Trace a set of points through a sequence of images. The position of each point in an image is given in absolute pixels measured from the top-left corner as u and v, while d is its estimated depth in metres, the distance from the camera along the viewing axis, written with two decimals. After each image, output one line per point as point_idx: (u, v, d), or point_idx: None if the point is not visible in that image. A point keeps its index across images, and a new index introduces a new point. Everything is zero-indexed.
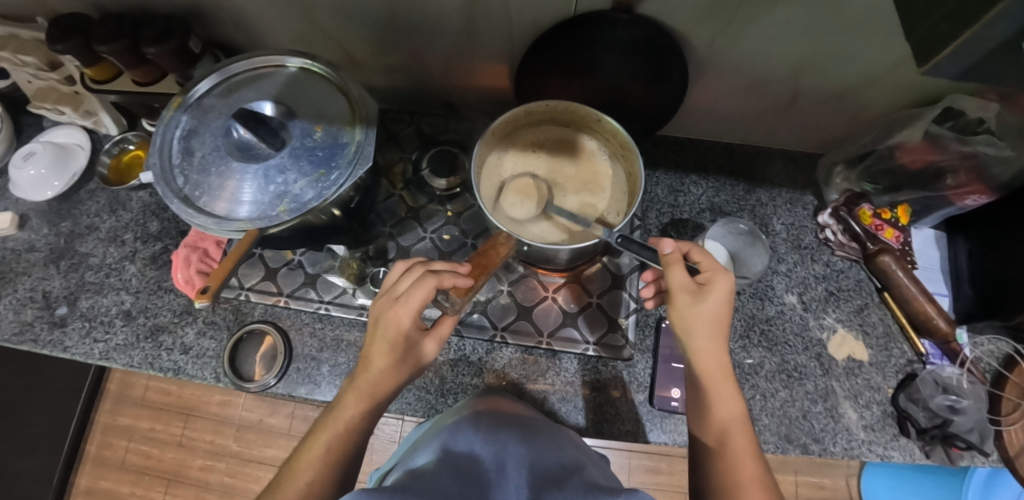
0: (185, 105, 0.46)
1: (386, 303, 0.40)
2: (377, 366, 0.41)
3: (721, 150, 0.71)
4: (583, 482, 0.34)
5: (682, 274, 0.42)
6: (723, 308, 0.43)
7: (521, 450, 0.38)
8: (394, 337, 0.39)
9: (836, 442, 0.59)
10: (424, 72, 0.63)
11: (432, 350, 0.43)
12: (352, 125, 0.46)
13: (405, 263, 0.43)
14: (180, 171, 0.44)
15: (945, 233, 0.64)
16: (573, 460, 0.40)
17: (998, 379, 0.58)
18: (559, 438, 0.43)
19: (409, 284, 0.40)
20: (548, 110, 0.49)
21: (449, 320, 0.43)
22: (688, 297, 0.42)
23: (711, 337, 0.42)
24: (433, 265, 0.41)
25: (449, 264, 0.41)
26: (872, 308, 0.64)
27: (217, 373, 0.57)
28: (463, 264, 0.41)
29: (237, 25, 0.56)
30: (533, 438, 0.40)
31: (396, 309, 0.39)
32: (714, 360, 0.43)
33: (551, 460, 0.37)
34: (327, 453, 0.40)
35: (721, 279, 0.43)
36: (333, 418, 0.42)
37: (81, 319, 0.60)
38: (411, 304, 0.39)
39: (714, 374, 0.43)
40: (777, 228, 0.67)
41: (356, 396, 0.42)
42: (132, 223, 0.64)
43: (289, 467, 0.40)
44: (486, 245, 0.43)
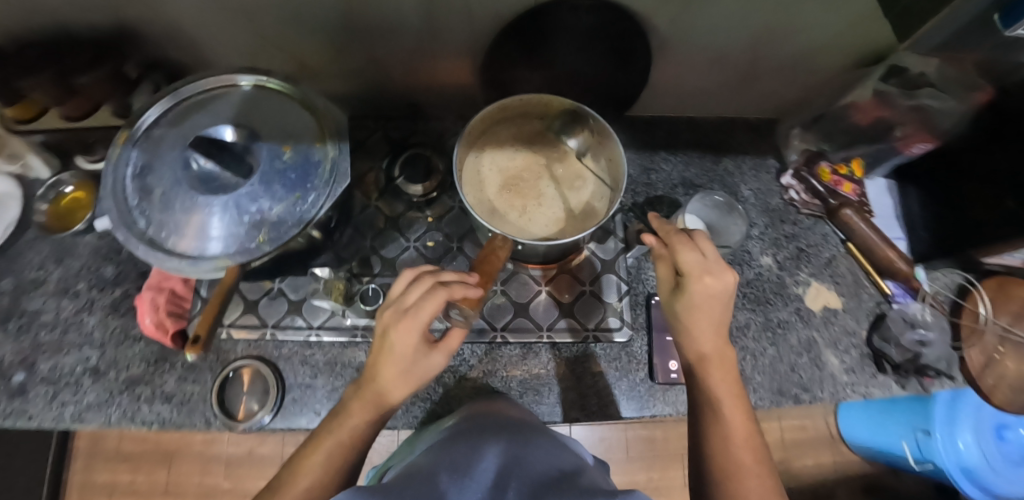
0: (133, 140, 0.43)
1: (392, 315, 0.39)
2: (385, 378, 0.40)
3: (685, 124, 0.73)
4: (584, 487, 0.34)
5: (666, 268, 0.45)
6: (695, 310, 0.43)
7: (518, 465, 0.37)
8: (398, 352, 0.38)
9: (823, 388, 0.63)
10: (385, 76, 0.60)
11: (439, 364, 0.40)
12: (322, 141, 0.44)
13: (414, 271, 0.41)
14: (140, 212, 0.41)
15: (894, 182, 0.69)
16: (574, 466, 0.39)
17: (955, 308, 0.64)
18: (555, 442, 0.43)
19: (419, 296, 0.38)
20: (521, 105, 0.49)
21: (460, 332, 0.40)
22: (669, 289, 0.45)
23: (701, 330, 0.44)
24: (442, 276, 0.39)
25: (458, 273, 0.40)
26: (840, 259, 0.68)
27: (207, 417, 0.54)
28: (473, 274, 0.39)
29: (176, 44, 0.52)
30: (527, 447, 0.40)
31: (402, 324, 0.38)
32: (703, 350, 0.44)
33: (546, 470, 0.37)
34: (329, 459, 0.41)
35: (692, 284, 0.42)
36: (337, 424, 0.42)
37: (44, 383, 0.55)
38: (419, 319, 0.37)
39: (706, 361, 0.45)
40: (746, 194, 0.70)
41: (362, 405, 0.42)
42: (85, 270, 0.59)
43: (291, 469, 0.41)
44: (483, 250, 0.41)
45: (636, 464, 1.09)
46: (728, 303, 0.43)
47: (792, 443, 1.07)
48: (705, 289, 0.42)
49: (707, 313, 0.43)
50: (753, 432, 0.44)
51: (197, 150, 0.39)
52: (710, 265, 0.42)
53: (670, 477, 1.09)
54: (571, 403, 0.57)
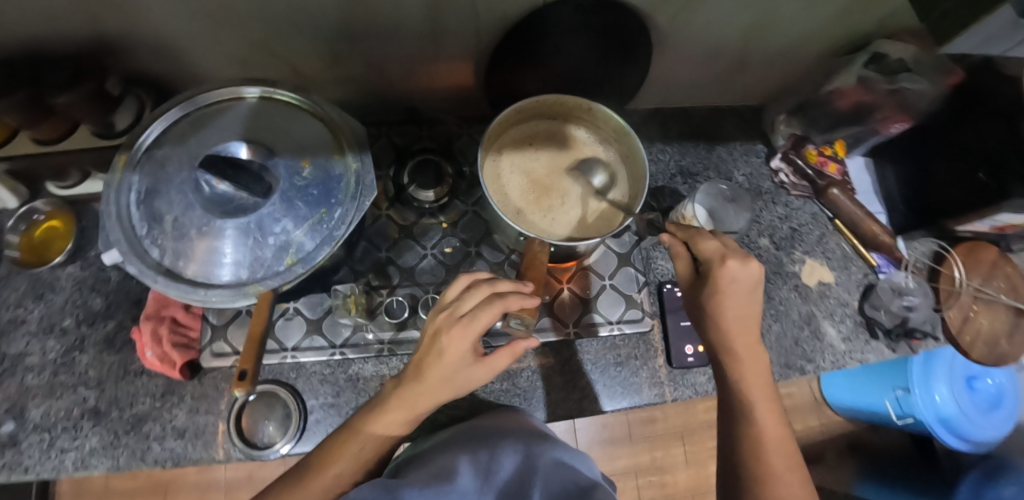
0: (133, 163, 0.40)
1: (446, 320, 0.39)
2: (432, 381, 0.39)
3: (677, 114, 0.75)
4: None
5: (685, 264, 0.48)
6: (722, 297, 0.44)
7: (537, 480, 0.40)
8: (448, 359, 0.38)
9: (825, 358, 0.67)
10: (382, 81, 0.58)
11: (481, 377, 0.40)
12: (340, 153, 0.42)
13: (469, 276, 0.42)
14: (152, 241, 0.38)
15: (871, 159, 0.74)
16: (588, 476, 0.43)
17: (932, 273, 0.68)
18: (569, 453, 0.44)
19: (475, 305, 0.39)
20: (536, 106, 0.51)
21: (519, 343, 0.40)
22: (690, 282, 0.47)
23: (730, 321, 0.44)
24: (498, 286, 0.40)
25: (512, 283, 0.41)
26: (829, 236, 0.72)
27: (226, 449, 0.51)
28: (528, 285, 0.41)
29: (160, 55, 0.49)
30: (546, 457, 0.42)
31: (458, 329, 0.38)
32: (735, 349, 0.45)
33: (565, 485, 0.40)
34: (361, 450, 0.40)
35: (716, 269, 0.44)
36: (373, 417, 0.41)
37: (37, 431, 0.51)
38: (475, 327, 0.38)
39: (739, 360, 0.45)
40: (739, 178, 0.73)
41: (399, 403, 0.40)
42: (71, 305, 0.55)
43: (321, 454, 0.41)
44: (526, 256, 0.45)
45: (636, 444, 1.09)
46: (758, 291, 0.44)
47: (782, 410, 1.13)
48: (729, 274, 0.43)
49: (732, 302, 0.44)
50: (787, 438, 0.43)
51: (207, 172, 0.35)
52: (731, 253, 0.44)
53: (672, 454, 1.09)
54: (598, 397, 0.57)
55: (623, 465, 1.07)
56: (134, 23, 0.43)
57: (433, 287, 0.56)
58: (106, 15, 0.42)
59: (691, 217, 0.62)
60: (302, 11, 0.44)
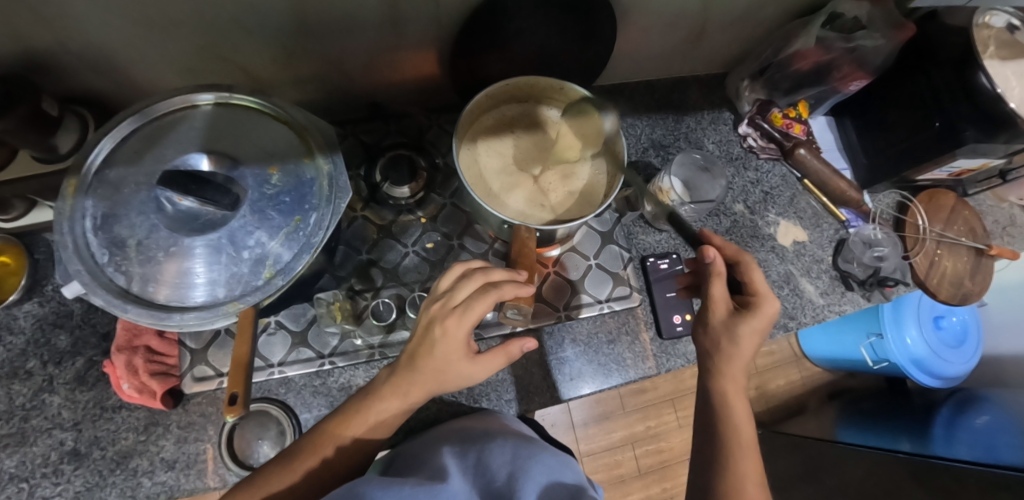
0: (85, 187, 0.37)
1: (440, 309, 0.39)
2: (426, 372, 0.39)
3: (644, 88, 0.75)
4: None
5: (721, 288, 0.45)
6: (755, 335, 0.44)
7: (528, 481, 0.37)
8: (442, 351, 0.38)
9: (805, 313, 0.69)
10: (342, 77, 0.56)
11: (477, 374, 0.39)
12: (310, 156, 0.40)
13: (462, 266, 0.41)
14: (116, 268, 0.36)
15: (832, 118, 0.76)
16: (575, 482, 0.41)
17: (898, 222, 0.72)
18: (559, 457, 0.42)
19: (469, 294, 0.38)
20: (507, 89, 0.50)
21: (521, 341, 0.39)
22: (725, 311, 0.45)
23: (744, 357, 0.44)
24: (492, 275, 0.40)
25: (505, 272, 0.41)
26: (799, 196, 0.74)
27: (221, 475, 0.49)
28: (523, 273, 0.41)
29: (95, 66, 0.45)
30: (537, 459, 0.40)
31: (453, 319, 0.37)
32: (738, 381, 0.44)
33: (556, 488, 0.38)
34: (355, 438, 0.40)
35: (765, 305, 0.44)
36: (366, 409, 0.40)
37: (14, 481, 0.48)
38: (469, 317, 0.37)
39: (739, 390, 0.45)
40: (710, 146, 0.74)
41: (393, 391, 0.40)
42: (33, 345, 0.52)
43: (313, 438, 0.41)
44: (514, 243, 0.45)
45: (630, 416, 1.10)
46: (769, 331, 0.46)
47: (764, 367, 1.18)
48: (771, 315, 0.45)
49: (756, 343, 0.45)
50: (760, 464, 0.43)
51: (169, 189, 0.33)
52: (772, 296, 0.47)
53: (665, 422, 1.11)
54: (592, 376, 0.58)
55: (619, 437, 1.09)
56: (64, 34, 0.40)
57: (419, 285, 0.55)
58: (30, 28, 0.38)
59: (669, 189, 0.63)
60: (250, 8, 0.41)
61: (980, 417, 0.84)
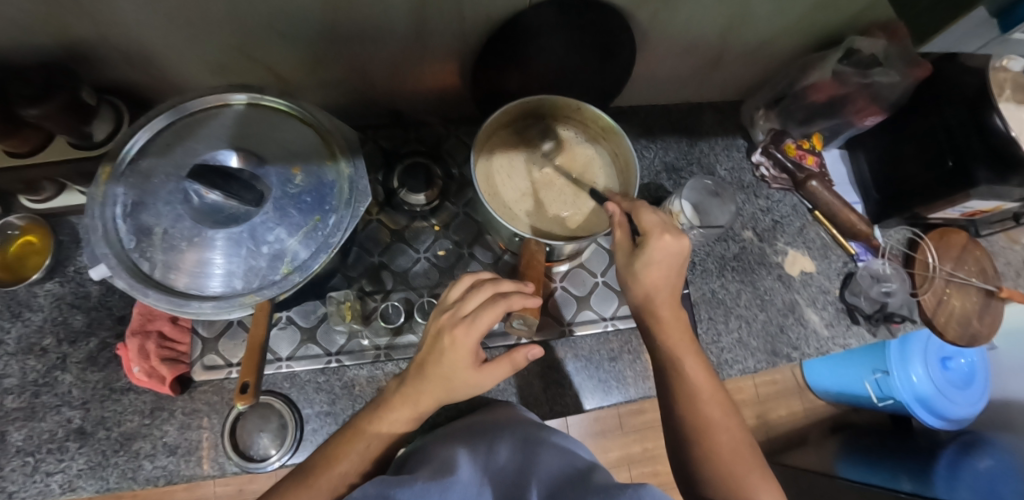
0: (118, 175, 0.39)
1: (449, 319, 0.39)
2: (432, 378, 0.39)
3: (659, 111, 0.76)
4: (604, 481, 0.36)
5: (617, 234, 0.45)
6: (654, 267, 0.43)
7: (538, 468, 0.38)
8: (450, 359, 0.38)
9: (809, 344, 0.69)
10: (366, 84, 0.58)
11: (485, 383, 0.39)
12: (332, 159, 0.42)
13: (471, 276, 0.42)
14: (141, 254, 0.37)
15: (846, 151, 0.77)
16: (588, 460, 0.42)
17: (908, 259, 0.72)
18: (567, 440, 0.43)
19: (478, 304, 0.39)
20: (526, 106, 0.51)
21: (529, 348, 0.39)
22: (625, 255, 0.45)
23: (656, 290, 0.44)
24: (501, 286, 0.40)
25: (513, 283, 0.42)
26: (809, 227, 0.74)
27: (222, 464, 0.50)
28: (529, 285, 0.41)
29: (135, 59, 0.47)
30: (545, 444, 0.41)
31: (460, 329, 0.37)
32: (660, 313, 0.45)
33: (564, 469, 0.38)
34: (368, 448, 0.39)
35: (653, 240, 0.42)
36: (378, 417, 0.40)
37: (20, 455, 0.49)
38: (477, 327, 0.37)
39: (666, 323, 0.45)
40: (722, 173, 0.74)
41: (403, 400, 0.40)
42: (50, 323, 0.53)
43: (326, 452, 0.39)
44: (523, 256, 0.46)
45: (629, 436, 1.09)
46: (685, 263, 0.44)
47: (767, 396, 1.17)
48: (665, 247, 0.42)
49: (662, 277, 0.44)
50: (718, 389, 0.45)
51: (198, 183, 0.35)
52: (669, 225, 0.43)
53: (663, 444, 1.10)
54: (592, 391, 0.58)
55: (615, 456, 1.08)
56: (108, 27, 0.42)
57: (427, 290, 0.56)
58: (78, 20, 0.40)
59: (679, 212, 0.63)
60: (286, 14, 0.43)
61: (984, 461, 0.82)
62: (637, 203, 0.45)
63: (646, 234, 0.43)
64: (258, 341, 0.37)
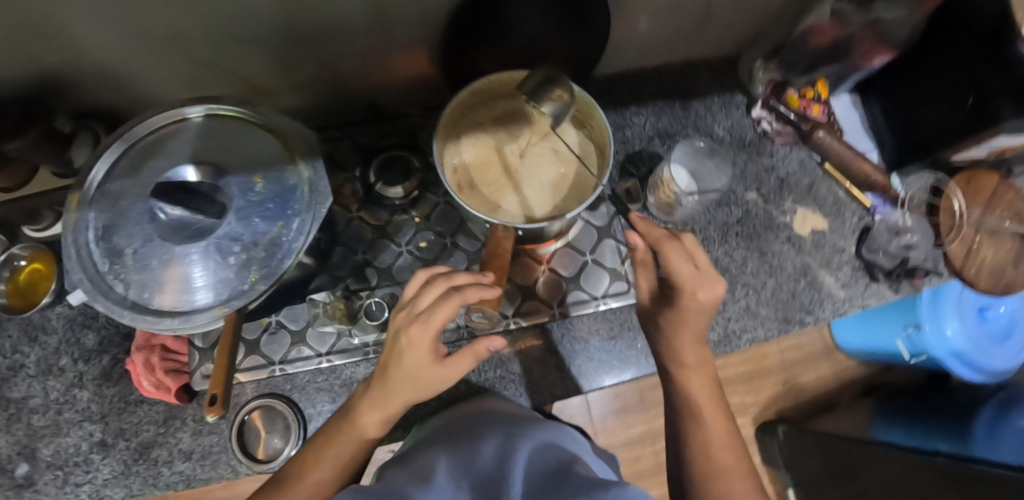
0: (88, 200, 0.39)
1: (405, 318, 0.38)
2: (393, 382, 0.38)
3: (650, 75, 0.71)
4: (586, 473, 0.36)
5: (646, 275, 0.46)
6: (682, 324, 0.44)
7: (519, 457, 0.38)
8: (409, 360, 0.37)
9: (823, 307, 0.66)
10: (337, 83, 0.57)
11: (453, 377, 0.38)
12: (292, 163, 0.41)
13: (426, 271, 0.40)
14: (114, 276, 0.38)
15: (857, 96, 0.70)
16: (572, 453, 0.41)
17: (932, 208, 0.65)
18: (552, 434, 0.43)
19: (432, 301, 0.37)
20: (493, 86, 0.47)
21: (495, 340, 0.38)
22: (652, 298, 0.47)
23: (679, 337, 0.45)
24: (456, 279, 0.39)
25: (470, 274, 0.40)
26: (820, 182, 0.70)
27: (233, 465, 0.53)
28: (487, 275, 0.40)
29: (104, 82, 0.48)
30: (530, 435, 0.42)
31: (416, 327, 0.36)
32: (681, 337, 0.45)
33: (547, 461, 0.38)
34: (338, 457, 0.39)
35: (684, 296, 0.42)
36: (349, 424, 0.40)
37: (52, 468, 0.52)
38: (432, 325, 0.36)
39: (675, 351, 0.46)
40: (720, 133, 0.70)
41: (370, 404, 0.39)
42: (64, 345, 0.56)
43: (301, 462, 0.40)
44: (490, 244, 0.43)
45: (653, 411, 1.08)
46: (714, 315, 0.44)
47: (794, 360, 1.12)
48: (697, 305, 0.42)
49: (695, 326, 0.44)
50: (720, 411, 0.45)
51: (160, 201, 0.34)
52: (704, 278, 0.42)
53: None
54: (591, 372, 0.58)
55: (639, 431, 1.06)
56: (64, 54, 0.42)
57: None
58: (34, 51, 0.41)
59: (671, 180, 0.60)
60: (232, 21, 0.42)
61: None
62: (667, 246, 0.42)
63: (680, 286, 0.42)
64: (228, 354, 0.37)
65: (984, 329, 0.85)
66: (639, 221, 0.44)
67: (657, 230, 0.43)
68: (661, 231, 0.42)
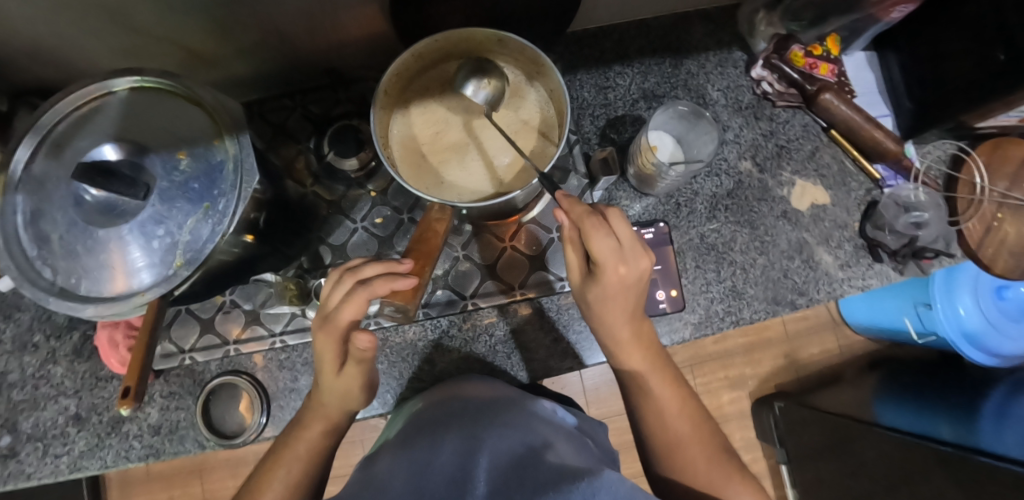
0: (13, 184, 0.38)
1: (321, 320, 0.40)
2: (330, 396, 0.43)
3: (637, 29, 0.64)
4: (557, 465, 0.34)
5: (575, 254, 0.44)
6: (609, 299, 0.44)
7: (483, 453, 0.36)
8: (324, 362, 0.40)
9: (818, 289, 0.61)
10: (289, 49, 0.53)
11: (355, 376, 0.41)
12: (220, 138, 0.39)
13: (339, 270, 0.40)
14: (43, 263, 0.37)
15: (873, 54, 0.63)
16: (543, 440, 0.39)
17: (949, 182, 0.60)
18: (522, 419, 0.42)
19: (339, 300, 0.38)
20: (440, 45, 0.43)
21: (365, 337, 0.37)
22: (581, 275, 0.45)
23: (609, 317, 0.45)
24: (363, 272, 0.38)
25: (382, 265, 0.39)
26: (823, 150, 0.63)
27: (200, 440, 0.54)
28: (403, 264, 0.39)
29: (36, 57, 0.45)
30: (495, 427, 0.40)
31: (329, 329, 0.38)
32: (616, 331, 0.46)
33: (515, 452, 0.36)
34: (288, 474, 0.41)
35: (607, 272, 0.41)
36: (297, 439, 0.43)
37: (31, 440, 0.54)
38: (341, 322, 0.38)
39: (620, 340, 0.47)
40: (714, 95, 0.64)
41: (314, 417, 0.44)
42: (37, 322, 0.57)
43: (254, 483, 0.42)
44: (421, 228, 0.41)
45: None
46: (641, 287, 0.44)
47: (797, 333, 1.09)
48: (620, 279, 0.42)
49: (620, 299, 0.44)
50: (670, 375, 0.48)
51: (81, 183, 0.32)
52: (625, 254, 0.41)
53: None
54: (559, 354, 0.56)
55: None
56: None
57: None
58: None
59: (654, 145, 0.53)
60: None
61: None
62: (589, 224, 0.40)
63: (600, 264, 0.41)
64: (147, 342, 0.35)
65: (999, 307, 0.79)
66: (563, 199, 0.41)
67: (579, 206, 0.41)
68: (582, 208, 0.41)
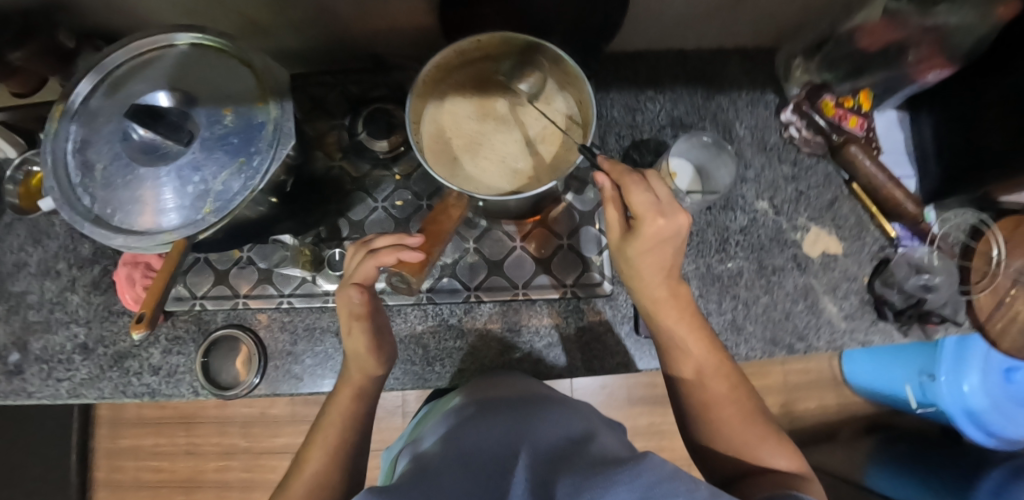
0: (69, 113, 0.40)
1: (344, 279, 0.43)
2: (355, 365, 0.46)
3: (674, 57, 0.65)
4: (598, 455, 0.31)
5: (614, 212, 0.42)
6: (648, 253, 0.42)
7: (530, 437, 0.33)
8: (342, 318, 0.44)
9: (819, 336, 0.61)
10: (339, 29, 0.55)
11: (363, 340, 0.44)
12: (264, 102, 0.41)
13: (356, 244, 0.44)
14: (83, 190, 0.39)
15: (906, 113, 0.64)
16: (584, 428, 0.36)
17: (966, 250, 0.60)
18: (561, 410, 0.39)
19: (356, 265, 0.42)
20: (481, 46, 0.45)
21: (354, 288, 0.42)
22: (620, 233, 0.43)
23: (647, 274, 0.44)
24: (374, 242, 0.42)
25: (389, 237, 0.42)
26: (842, 201, 0.63)
27: (195, 387, 0.56)
28: (409, 237, 0.41)
29: (108, 5, 0.49)
30: (544, 416, 0.37)
31: (349, 287, 0.42)
32: (653, 290, 0.46)
33: (558, 441, 0.33)
34: (328, 449, 0.42)
35: (647, 226, 0.39)
36: (330, 419, 0.45)
37: (39, 361, 0.57)
38: (361, 276, 0.42)
39: (658, 300, 0.46)
40: (740, 132, 0.65)
41: (343, 386, 0.46)
42: (63, 250, 0.59)
43: (298, 466, 0.43)
44: (438, 209, 0.44)
45: (638, 408, 1.02)
46: (680, 243, 0.42)
47: (797, 384, 1.05)
48: (657, 232, 0.40)
49: (660, 252, 0.42)
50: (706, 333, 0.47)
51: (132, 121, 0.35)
52: (662, 207, 0.39)
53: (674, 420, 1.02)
54: (551, 359, 0.56)
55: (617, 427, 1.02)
56: None
57: None
58: None
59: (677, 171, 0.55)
60: None
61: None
62: (625, 176, 0.39)
63: (638, 217, 0.39)
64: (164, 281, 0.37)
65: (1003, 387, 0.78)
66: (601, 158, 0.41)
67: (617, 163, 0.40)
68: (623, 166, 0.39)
